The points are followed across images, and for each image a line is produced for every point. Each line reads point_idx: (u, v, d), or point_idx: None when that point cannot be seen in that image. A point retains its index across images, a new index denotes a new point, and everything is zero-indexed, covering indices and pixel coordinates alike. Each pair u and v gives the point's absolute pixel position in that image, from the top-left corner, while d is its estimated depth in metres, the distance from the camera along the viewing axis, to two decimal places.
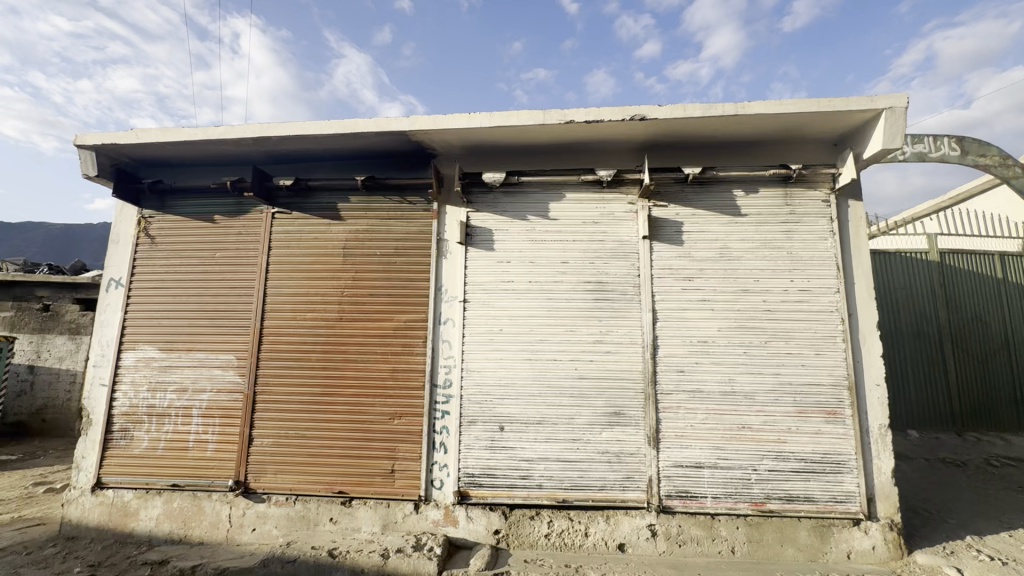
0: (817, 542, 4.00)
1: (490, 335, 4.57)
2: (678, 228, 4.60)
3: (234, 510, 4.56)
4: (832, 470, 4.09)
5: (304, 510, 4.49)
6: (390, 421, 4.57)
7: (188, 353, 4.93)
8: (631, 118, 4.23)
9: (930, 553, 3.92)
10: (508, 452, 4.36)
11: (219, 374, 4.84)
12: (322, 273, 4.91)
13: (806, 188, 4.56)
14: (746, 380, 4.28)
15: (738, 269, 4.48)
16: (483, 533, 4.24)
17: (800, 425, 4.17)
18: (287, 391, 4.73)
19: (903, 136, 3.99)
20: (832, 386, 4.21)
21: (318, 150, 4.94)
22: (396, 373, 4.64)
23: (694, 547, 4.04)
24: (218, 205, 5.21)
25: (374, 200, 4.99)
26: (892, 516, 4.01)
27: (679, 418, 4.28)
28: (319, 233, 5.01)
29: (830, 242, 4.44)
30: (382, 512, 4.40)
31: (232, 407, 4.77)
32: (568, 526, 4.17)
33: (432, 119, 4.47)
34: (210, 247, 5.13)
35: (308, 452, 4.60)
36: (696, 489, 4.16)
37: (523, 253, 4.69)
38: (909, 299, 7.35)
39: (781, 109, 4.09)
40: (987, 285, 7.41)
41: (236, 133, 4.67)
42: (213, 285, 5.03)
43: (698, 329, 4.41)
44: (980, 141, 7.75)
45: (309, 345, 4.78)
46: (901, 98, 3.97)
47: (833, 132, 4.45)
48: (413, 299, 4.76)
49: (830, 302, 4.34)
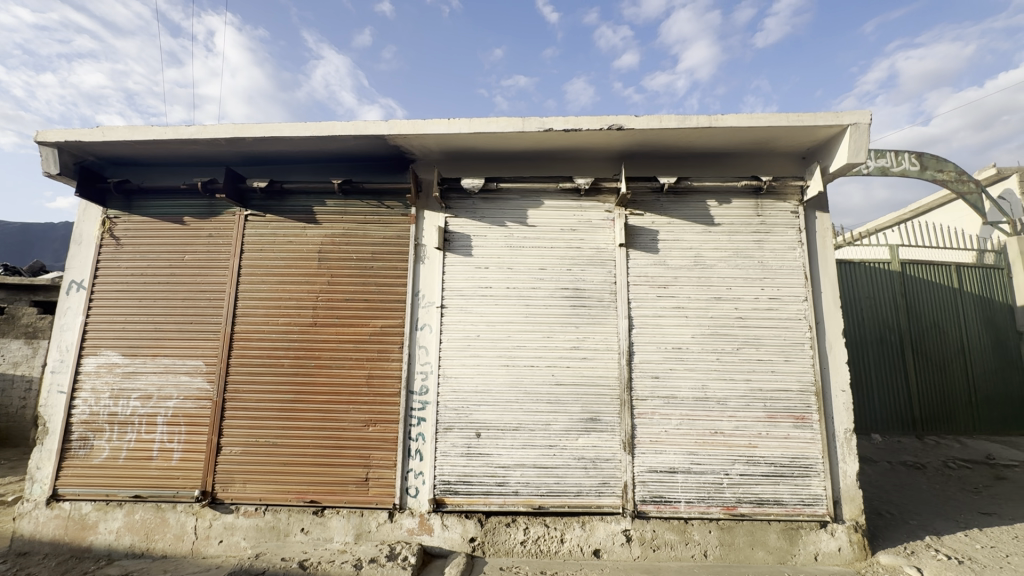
0: (786, 544, 4.09)
1: (467, 341, 4.55)
2: (654, 236, 4.69)
3: (200, 522, 4.41)
4: (800, 474, 4.20)
5: (275, 521, 4.37)
6: (364, 428, 4.49)
7: (153, 359, 4.76)
8: (608, 128, 4.30)
9: (892, 553, 4.05)
10: (484, 459, 4.34)
11: (186, 381, 4.69)
12: (296, 277, 4.82)
13: (776, 199, 4.70)
14: (719, 386, 4.37)
15: (712, 276, 4.58)
16: (458, 541, 4.20)
17: (771, 430, 4.28)
18: (257, 398, 4.61)
19: (867, 151, 4.15)
20: (800, 392, 4.33)
21: (294, 152, 4.86)
22: (371, 380, 4.58)
23: (668, 552, 4.09)
24: (189, 206, 5.07)
25: (351, 204, 4.93)
26: (857, 518, 4.14)
27: (654, 424, 4.33)
28: (293, 236, 4.92)
29: (799, 252, 4.59)
30: (355, 521, 4.32)
31: (199, 415, 4.62)
32: (544, 533, 4.16)
33: (411, 123, 4.45)
34: (178, 249, 4.99)
35: (279, 461, 4.48)
36: (670, 494, 4.22)
37: (501, 259, 4.69)
38: (873, 308, 7.62)
39: (753, 123, 4.22)
40: (945, 293, 7.76)
41: (209, 133, 4.56)
42: (181, 289, 4.89)
43: (673, 336, 4.48)
44: (937, 157, 8.17)
45: (281, 350, 4.68)
46: (865, 114, 4.14)
47: (802, 146, 4.61)
48: (389, 304, 4.71)
49: (798, 310, 4.48)
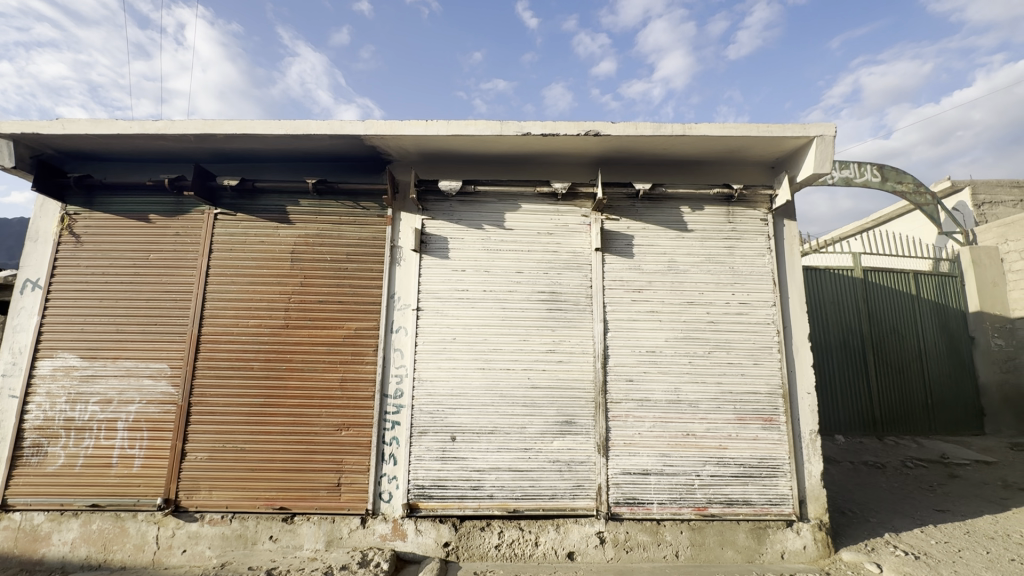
0: (754, 543, 4.19)
1: (443, 344, 4.52)
2: (629, 241, 4.76)
3: (163, 531, 4.25)
4: (768, 474, 4.32)
5: (242, 529, 4.24)
6: (337, 432, 4.41)
7: (114, 362, 4.57)
8: (585, 133, 4.34)
9: (854, 551, 4.18)
10: (459, 463, 4.31)
11: (149, 384, 4.53)
12: (267, 278, 4.71)
13: (747, 206, 4.83)
14: (691, 389, 4.45)
15: (685, 282, 4.67)
16: (432, 546, 4.15)
17: (740, 432, 4.38)
18: (225, 401, 4.47)
19: (832, 162, 4.31)
20: (768, 394, 4.45)
21: (266, 150, 4.75)
22: (345, 383, 4.50)
23: (641, 553, 4.13)
24: (155, 204, 4.91)
25: (326, 204, 4.85)
26: (821, 517, 4.27)
27: (628, 426, 4.39)
28: (265, 236, 4.80)
29: (767, 259, 4.73)
30: (326, 527, 4.24)
31: (163, 420, 4.46)
32: (518, 536, 4.16)
33: (388, 123, 4.41)
34: (143, 248, 4.81)
35: (247, 467, 4.35)
36: (643, 495, 4.27)
37: (478, 262, 4.69)
38: (837, 313, 7.89)
39: (724, 132, 4.33)
40: (903, 300, 8.11)
41: (177, 129, 4.42)
42: (145, 289, 4.72)
43: (647, 340, 4.55)
44: (897, 169, 8.54)
45: (251, 352, 4.56)
46: (830, 127, 4.30)
47: (771, 156, 4.76)
48: (364, 307, 4.64)
49: (767, 315, 4.61)
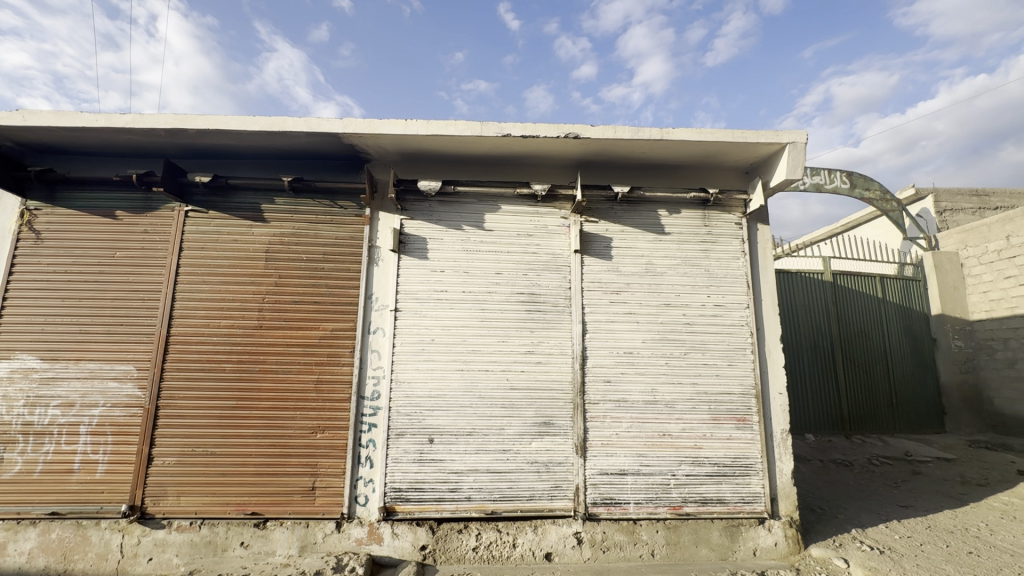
0: (727, 541, 4.27)
1: (422, 345, 4.48)
2: (608, 243, 4.80)
3: (127, 539, 4.11)
4: (741, 472, 4.41)
5: (211, 535, 4.12)
6: (311, 435, 4.33)
7: (76, 364, 4.39)
8: (565, 136, 4.36)
9: (823, 547, 4.30)
10: (437, 465, 4.28)
11: (115, 387, 4.37)
12: (240, 277, 4.60)
13: (722, 211, 4.93)
14: (668, 389, 4.51)
15: (662, 284, 4.74)
16: (409, 549, 4.10)
17: (714, 432, 4.46)
18: (195, 404, 4.34)
19: (803, 168, 4.43)
20: (741, 395, 4.55)
21: (240, 146, 4.64)
22: (320, 385, 4.42)
23: (617, 553, 4.17)
24: (122, 200, 4.74)
25: (302, 203, 4.76)
26: (791, 514, 4.38)
27: (606, 427, 4.43)
28: (238, 235, 4.69)
29: (741, 261, 4.83)
30: (300, 532, 4.15)
31: (129, 424, 4.31)
32: (496, 538, 4.15)
33: (367, 121, 4.36)
34: (109, 245, 4.65)
35: (217, 472, 4.23)
36: (620, 495, 4.31)
37: (458, 263, 4.67)
38: (808, 315, 8.11)
39: (701, 137, 4.41)
40: (870, 303, 8.39)
41: (146, 123, 4.28)
42: (111, 288, 4.55)
43: (624, 341, 4.60)
44: (865, 176, 8.83)
45: (222, 353, 4.44)
46: (801, 134, 4.42)
47: (746, 161, 4.86)
48: (341, 307, 4.57)
49: (741, 317, 4.71)
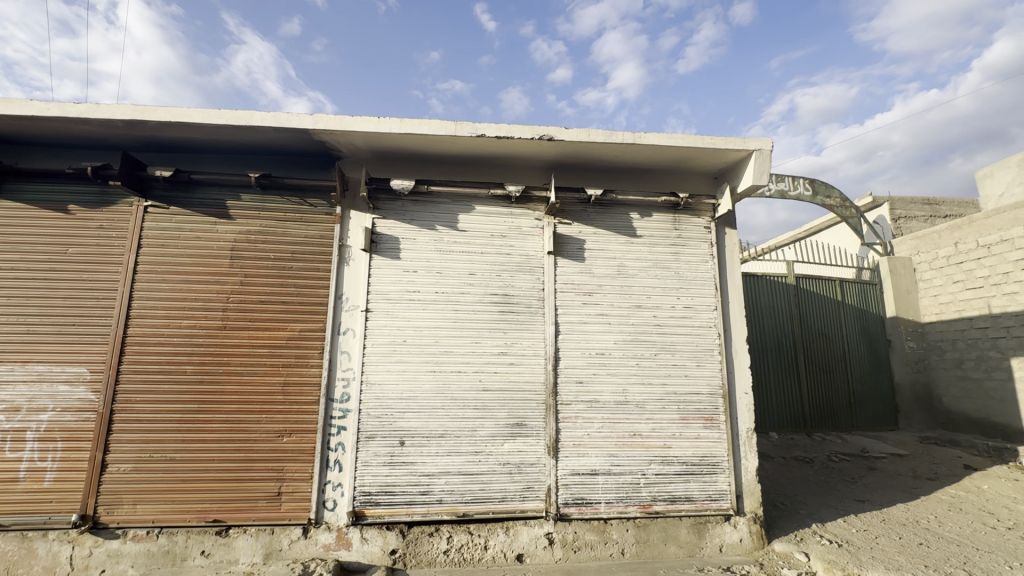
0: (695, 538, 4.35)
1: (393, 347, 4.42)
2: (581, 245, 4.85)
3: (78, 550, 3.90)
4: (708, 470, 4.51)
5: (170, 545, 3.96)
6: (277, 439, 4.21)
7: (23, 366, 4.15)
8: (540, 138, 4.38)
9: (785, 541, 4.44)
10: (408, 468, 4.22)
11: (65, 391, 4.15)
12: (203, 276, 4.43)
13: (692, 215, 5.04)
14: (638, 389, 4.58)
15: (633, 285, 4.81)
16: (379, 554, 4.03)
17: (683, 431, 4.55)
18: (153, 408, 4.16)
19: (769, 175, 4.57)
20: (709, 395, 4.66)
21: (203, 140, 4.48)
22: (287, 387, 4.31)
23: (588, 552, 4.20)
24: (75, 193, 4.51)
25: (269, 200, 4.63)
26: (755, 510, 4.51)
27: (577, 427, 4.46)
28: (201, 232, 4.52)
29: (710, 264, 4.95)
30: (264, 539, 4.03)
31: (81, 430, 4.09)
32: (467, 540, 4.12)
33: (338, 118, 4.27)
34: (60, 241, 4.41)
35: (177, 478, 4.07)
36: (591, 495, 4.35)
37: (431, 263, 4.62)
38: (773, 316, 8.39)
39: (672, 142, 4.49)
40: (830, 305, 8.73)
41: (102, 114, 4.09)
42: (62, 287, 4.31)
43: (596, 342, 4.65)
44: (826, 184, 9.19)
45: (183, 355, 4.27)
46: (767, 142, 4.56)
47: (714, 167, 4.99)
48: (310, 307, 4.47)
49: (709, 318, 4.82)
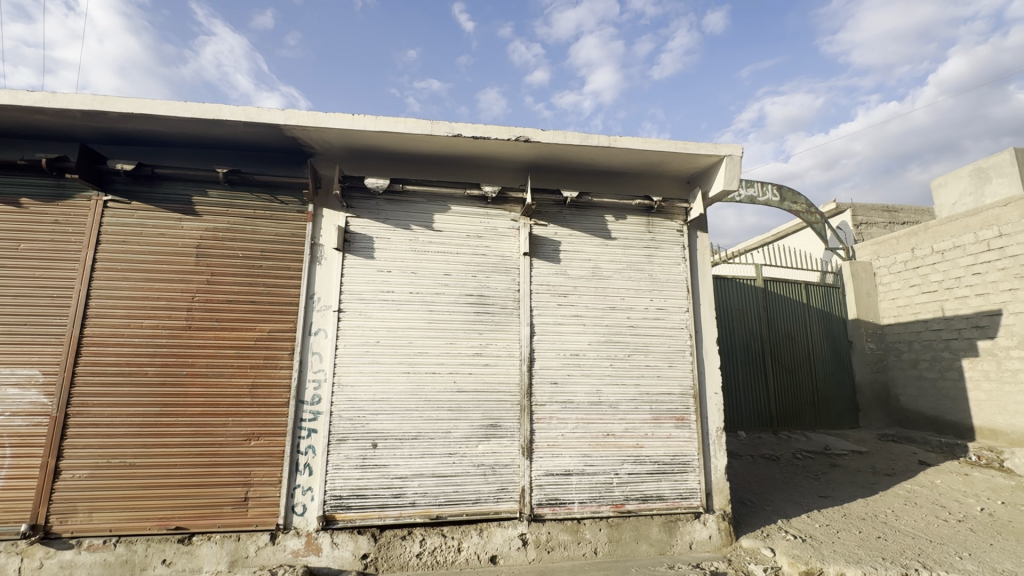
0: (666, 536, 4.43)
1: (366, 348, 4.34)
2: (556, 247, 4.87)
3: (28, 562, 3.71)
4: (679, 469, 4.59)
5: (128, 554, 3.80)
6: (245, 443, 4.09)
7: None
8: (516, 139, 4.38)
9: (752, 537, 4.55)
10: (381, 470, 4.16)
11: (15, 395, 3.94)
12: (167, 275, 4.27)
13: (665, 218, 5.13)
14: (611, 390, 4.63)
15: (608, 287, 4.86)
16: (349, 559, 3.96)
17: (655, 431, 4.62)
18: (112, 412, 3.98)
19: (739, 180, 4.69)
20: (680, 395, 4.74)
21: (168, 133, 4.32)
22: (255, 390, 4.19)
23: (561, 552, 4.22)
24: (28, 186, 4.29)
25: (238, 196, 4.50)
26: (724, 508, 4.62)
27: (552, 428, 4.48)
28: (165, 229, 4.36)
29: (682, 267, 5.05)
30: (230, 546, 3.91)
31: (33, 435, 3.89)
32: (441, 543, 4.09)
33: (310, 113, 4.17)
34: (11, 236, 4.18)
35: (137, 484, 3.91)
36: (565, 495, 4.37)
37: (405, 263, 4.57)
38: (742, 317, 8.60)
39: (646, 146, 4.56)
40: (796, 307, 9.02)
41: (58, 103, 3.90)
42: (12, 285, 4.09)
43: (571, 343, 4.68)
44: (793, 191, 9.49)
45: (145, 356, 4.10)
46: (738, 148, 4.68)
47: (687, 171, 5.09)
48: (279, 307, 4.36)
49: (681, 319, 4.91)
